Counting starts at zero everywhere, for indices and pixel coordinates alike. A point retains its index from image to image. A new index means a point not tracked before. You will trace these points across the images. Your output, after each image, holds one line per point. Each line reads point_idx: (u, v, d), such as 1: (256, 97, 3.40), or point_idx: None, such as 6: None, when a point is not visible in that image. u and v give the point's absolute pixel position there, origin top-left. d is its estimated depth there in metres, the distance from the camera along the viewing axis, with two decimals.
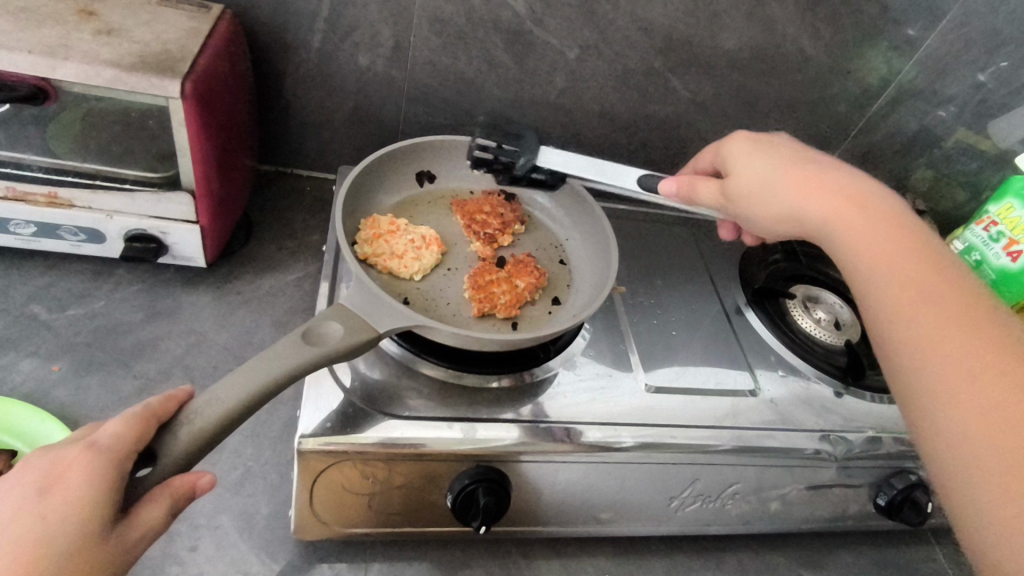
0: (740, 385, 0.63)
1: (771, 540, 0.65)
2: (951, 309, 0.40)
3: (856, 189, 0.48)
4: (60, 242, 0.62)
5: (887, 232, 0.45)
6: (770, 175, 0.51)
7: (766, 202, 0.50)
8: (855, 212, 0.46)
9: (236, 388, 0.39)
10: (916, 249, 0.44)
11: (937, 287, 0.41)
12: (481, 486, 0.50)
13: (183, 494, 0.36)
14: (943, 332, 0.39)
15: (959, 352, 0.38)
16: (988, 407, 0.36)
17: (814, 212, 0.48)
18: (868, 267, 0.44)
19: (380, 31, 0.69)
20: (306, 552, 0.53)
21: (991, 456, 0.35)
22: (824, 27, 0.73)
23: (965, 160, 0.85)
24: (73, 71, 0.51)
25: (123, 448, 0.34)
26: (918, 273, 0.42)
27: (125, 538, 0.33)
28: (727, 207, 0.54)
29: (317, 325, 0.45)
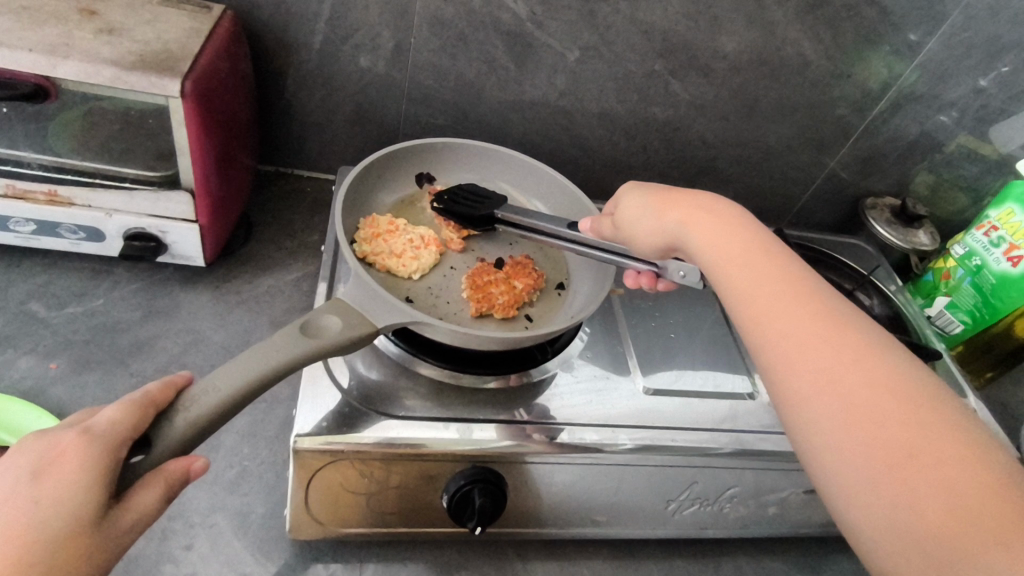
0: (738, 388, 0.63)
1: (768, 545, 0.65)
2: (800, 315, 0.41)
3: (715, 223, 0.47)
4: (59, 240, 0.62)
5: (738, 239, 0.46)
6: (635, 201, 0.52)
7: (634, 226, 0.52)
8: (706, 222, 0.48)
9: (235, 378, 0.39)
10: (763, 253, 0.45)
11: (805, 314, 0.41)
12: (477, 487, 0.50)
13: (177, 480, 0.36)
14: (793, 337, 0.40)
15: (809, 360, 0.39)
16: (862, 421, 0.36)
17: (670, 231, 0.49)
18: (728, 285, 0.44)
19: (380, 32, 0.69)
20: (300, 552, 0.53)
21: (851, 460, 0.36)
22: (825, 30, 0.73)
23: (966, 165, 0.86)
24: (73, 69, 0.51)
25: (119, 434, 0.34)
26: (767, 278, 0.43)
27: (118, 524, 0.33)
28: (615, 237, 0.54)
29: (314, 318, 0.45)
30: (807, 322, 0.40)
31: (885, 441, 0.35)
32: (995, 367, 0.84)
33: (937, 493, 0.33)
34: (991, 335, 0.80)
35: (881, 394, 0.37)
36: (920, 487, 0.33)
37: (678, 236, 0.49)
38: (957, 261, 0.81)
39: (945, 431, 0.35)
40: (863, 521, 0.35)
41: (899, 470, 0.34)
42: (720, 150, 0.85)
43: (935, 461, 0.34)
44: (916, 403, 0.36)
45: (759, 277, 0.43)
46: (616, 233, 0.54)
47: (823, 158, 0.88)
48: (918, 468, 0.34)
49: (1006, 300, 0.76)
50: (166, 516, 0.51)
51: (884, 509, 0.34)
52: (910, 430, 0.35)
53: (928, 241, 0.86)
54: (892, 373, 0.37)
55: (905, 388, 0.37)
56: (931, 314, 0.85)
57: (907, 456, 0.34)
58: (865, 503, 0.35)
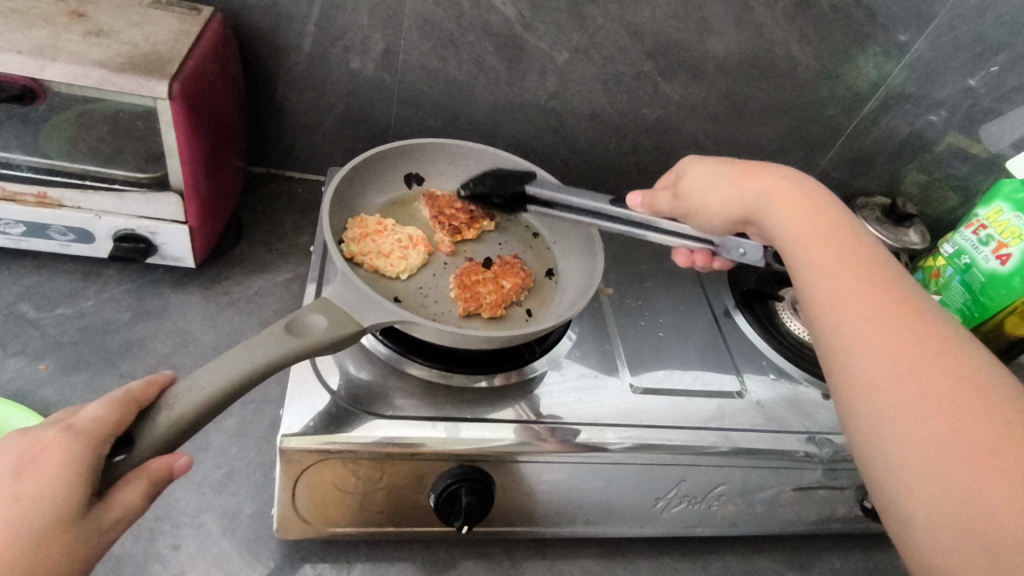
0: (726, 387, 0.63)
1: (758, 543, 0.65)
2: (881, 298, 0.41)
3: (801, 205, 0.47)
4: (48, 242, 0.62)
5: (822, 218, 0.46)
6: (708, 171, 0.52)
7: (705, 195, 0.52)
8: (790, 201, 0.47)
9: (218, 377, 0.39)
10: (847, 237, 0.45)
11: (883, 299, 0.41)
12: (464, 486, 0.50)
13: (160, 478, 0.36)
14: (871, 318, 0.40)
15: (890, 341, 0.39)
16: (932, 407, 0.36)
17: (750, 201, 0.49)
18: (804, 263, 0.45)
19: (370, 35, 0.69)
20: (288, 552, 0.53)
21: (919, 444, 0.36)
22: (813, 31, 0.74)
23: (956, 164, 0.87)
24: (61, 71, 0.51)
25: (101, 432, 0.34)
26: (850, 259, 0.43)
27: (101, 521, 0.33)
28: (675, 209, 0.54)
29: (300, 317, 0.45)
30: (887, 307, 0.40)
31: (958, 429, 0.35)
32: None
33: (1008, 486, 0.33)
34: (981, 335, 0.80)
35: (959, 384, 0.36)
36: (989, 478, 0.33)
37: (759, 208, 0.49)
38: (946, 259, 0.81)
39: (1022, 427, 0.34)
40: (912, 504, 0.35)
41: (971, 459, 0.34)
42: (711, 151, 0.85)
43: (1012, 456, 0.33)
44: (995, 398, 0.36)
45: (842, 258, 0.43)
46: (677, 205, 0.54)
47: (813, 158, 0.88)
48: (991, 460, 0.34)
49: (995, 298, 0.76)
50: (154, 516, 0.51)
51: (933, 489, 0.35)
52: (987, 421, 0.35)
53: (918, 240, 0.86)
54: (972, 366, 0.37)
55: (985, 382, 0.37)
56: None
57: (980, 447, 0.34)
58: (921, 487, 0.35)
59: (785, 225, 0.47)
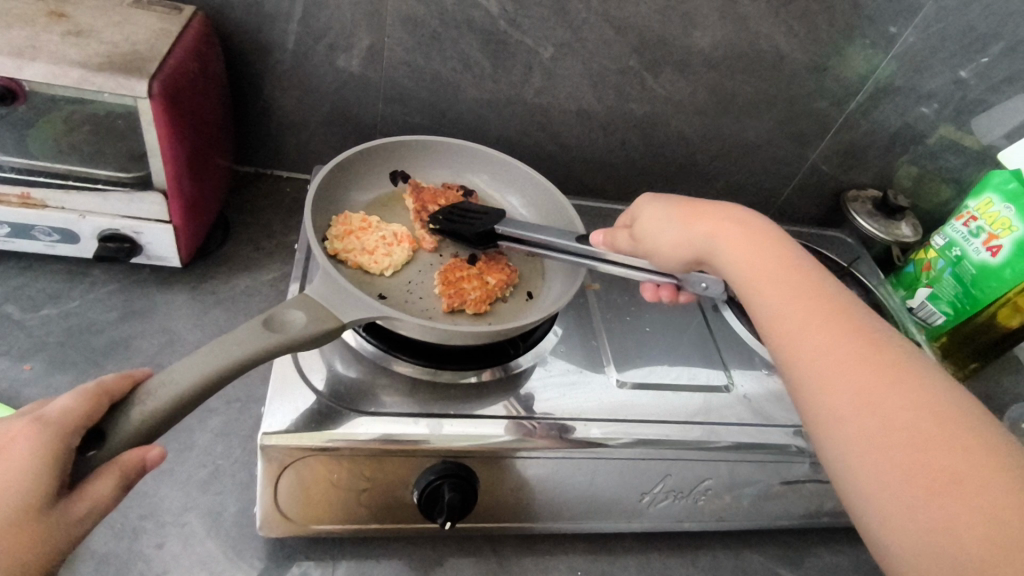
0: (713, 381, 0.63)
1: (747, 537, 0.65)
2: (833, 336, 0.41)
3: (749, 244, 0.47)
4: (33, 243, 0.62)
5: (773, 256, 0.46)
6: (657, 212, 0.52)
7: (658, 239, 0.51)
8: (737, 239, 0.47)
9: (192, 372, 0.39)
10: (799, 274, 0.45)
11: (844, 340, 0.40)
12: (447, 482, 0.50)
13: (132, 470, 0.36)
14: (827, 357, 0.40)
15: (845, 382, 0.39)
16: (904, 449, 0.36)
17: (698, 243, 0.49)
18: (763, 305, 0.44)
19: (354, 32, 0.69)
20: (274, 550, 0.53)
21: (887, 482, 0.36)
22: (799, 23, 0.74)
23: (947, 156, 0.86)
24: (40, 71, 0.51)
25: (70, 422, 0.35)
26: (801, 297, 0.43)
27: (71, 512, 0.33)
28: (635, 251, 0.54)
29: (278, 313, 0.45)
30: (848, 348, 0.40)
31: (924, 464, 0.35)
32: (980, 358, 0.83)
33: (979, 520, 0.32)
34: (975, 326, 0.80)
35: (918, 417, 0.37)
36: (959, 513, 0.33)
37: (707, 248, 0.48)
38: (938, 252, 0.81)
39: (986, 455, 0.35)
40: (901, 551, 0.35)
41: (940, 496, 0.34)
42: (700, 146, 0.85)
43: (977, 488, 0.33)
44: (955, 425, 0.36)
45: (798, 300, 0.43)
46: (636, 247, 0.54)
47: (803, 151, 0.88)
48: (959, 493, 0.34)
49: (986, 290, 0.76)
50: (138, 515, 0.51)
51: (921, 533, 0.34)
52: (953, 454, 0.35)
53: (911, 233, 0.86)
54: (929, 395, 0.37)
55: (943, 410, 0.37)
56: (912, 306, 0.85)
57: (946, 480, 0.34)
58: (908, 533, 0.34)
59: (739, 267, 0.46)
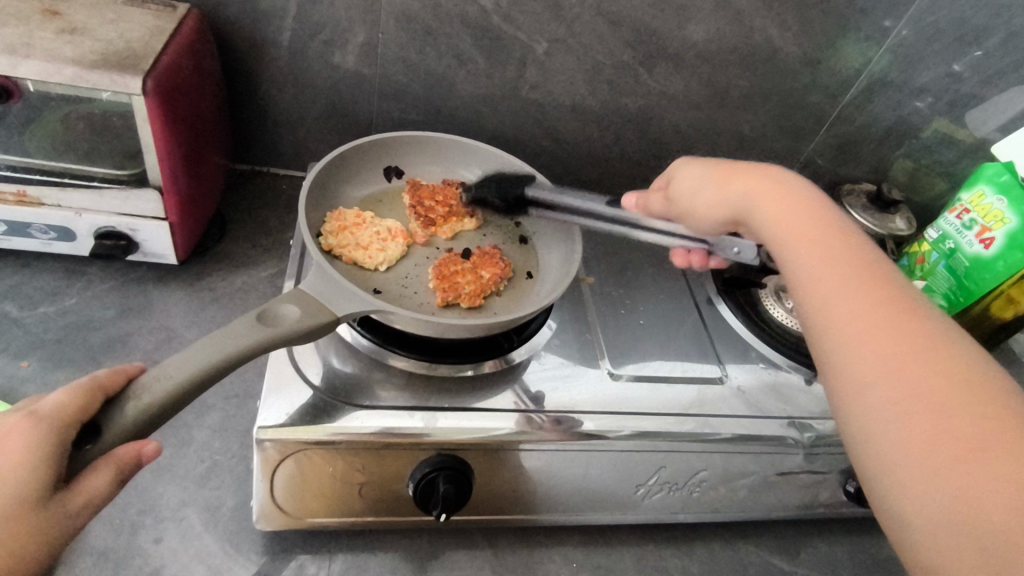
0: (707, 374, 0.64)
1: (743, 529, 0.65)
2: (861, 295, 0.41)
3: (782, 203, 0.47)
4: (30, 241, 0.63)
5: (805, 215, 0.46)
6: (697, 173, 0.53)
7: (695, 199, 0.52)
8: (773, 198, 0.48)
9: (186, 367, 0.39)
10: (833, 234, 0.45)
11: (874, 300, 0.41)
12: (442, 474, 0.50)
13: (127, 465, 0.36)
14: (855, 315, 0.40)
15: (875, 337, 0.39)
16: (921, 407, 0.36)
17: (734, 203, 0.50)
18: (794, 263, 0.45)
19: (349, 28, 0.70)
20: (271, 544, 0.53)
21: (907, 442, 0.36)
22: (792, 17, 0.74)
23: (941, 150, 0.87)
24: (34, 68, 0.51)
25: (64, 417, 0.35)
26: (835, 257, 0.44)
27: (67, 505, 0.34)
28: (669, 211, 0.56)
29: (272, 307, 0.45)
30: (877, 307, 0.40)
31: (943, 421, 0.35)
32: None
33: (995, 481, 0.33)
34: (969, 318, 0.81)
35: (946, 378, 0.37)
36: (977, 474, 0.33)
37: (743, 209, 0.49)
38: (931, 245, 0.82)
39: (1010, 420, 0.34)
40: (909, 509, 0.35)
41: (955, 456, 0.34)
42: (694, 140, 0.85)
43: (1000, 451, 0.33)
44: (981, 391, 0.36)
45: (831, 259, 0.44)
46: (669, 208, 0.56)
47: (797, 145, 0.88)
48: (980, 451, 0.34)
49: (979, 281, 0.76)
50: (137, 510, 0.52)
51: (933, 493, 0.34)
52: (970, 417, 0.35)
53: (904, 226, 0.86)
54: (959, 360, 0.37)
55: (966, 373, 0.37)
56: None
57: (967, 443, 0.34)
58: (917, 491, 0.35)
59: (773, 225, 0.47)
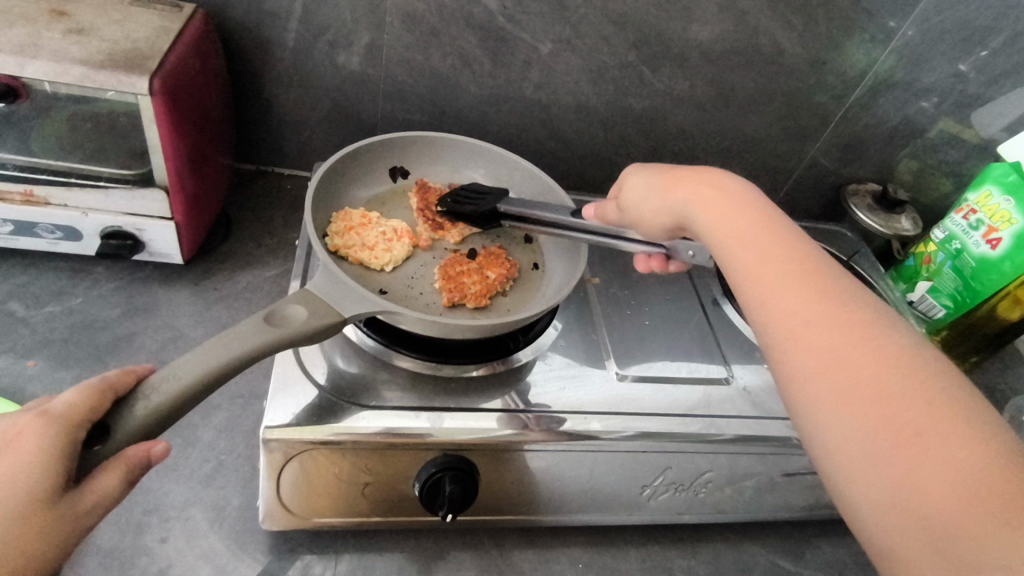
0: (713, 374, 0.64)
1: (748, 530, 0.65)
2: (803, 292, 0.41)
3: (719, 206, 0.47)
4: (36, 240, 0.63)
5: (739, 214, 0.46)
6: (638, 181, 0.52)
7: (639, 206, 0.52)
8: (710, 199, 0.47)
9: (195, 367, 0.39)
10: (771, 231, 0.45)
11: (814, 296, 0.40)
12: (448, 474, 0.50)
13: (137, 464, 0.36)
14: (797, 313, 0.40)
15: (816, 334, 0.39)
16: (869, 404, 0.35)
17: (675, 208, 0.49)
18: (736, 267, 0.44)
19: (354, 29, 0.70)
20: (277, 544, 0.53)
21: (859, 443, 0.35)
22: (798, 17, 0.74)
23: (947, 150, 0.87)
24: (42, 68, 0.51)
25: (76, 417, 0.35)
26: (778, 255, 0.43)
27: (79, 506, 0.34)
28: (622, 220, 0.54)
29: (279, 309, 0.45)
30: (818, 305, 0.40)
31: (893, 418, 0.34)
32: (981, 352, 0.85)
33: (935, 468, 0.32)
34: (976, 319, 0.81)
35: (888, 360, 0.36)
36: (925, 458, 0.33)
37: (684, 213, 0.49)
38: (938, 245, 0.82)
39: (956, 407, 0.34)
40: (872, 512, 0.34)
41: (906, 452, 0.33)
42: (699, 141, 0.85)
43: (950, 444, 0.33)
44: (925, 381, 0.35)
45: (769, 257, 0.43)
46: (622, 217, 0.54)
47: (802, 145, 0.88)
48: (929, 444, 0.33)
49: (986, 282, 0.76)
50: (143, 509, 0.52)
51: (890, 493, 0.33)
52: (916, 411, 0.34)
53: (910, 227, 0.86)
54: (901, 346, 0.37)
55: (910, 363, 0.36)
56: (913, 299, 0.86)
57: (906, 433, 0.34)
58: (876, 493, 0.34)
59: (713, 228, 0.46)
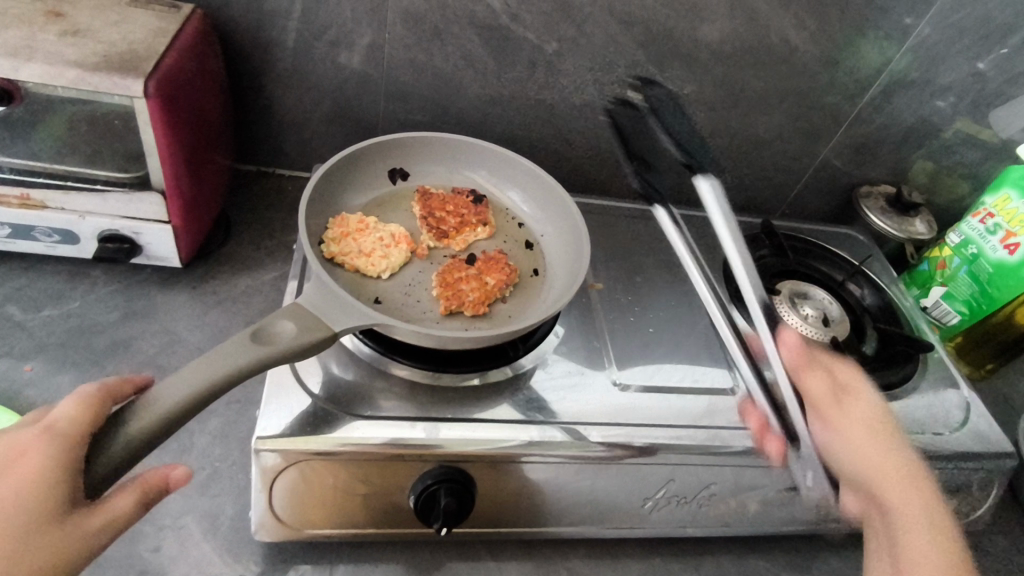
0: (718, 384, 0.62)
1: (753, 543, 0.63)
2: (911, 507, 0.47)
3: (882, 445, 0.50)
4: (34, 243, 0.62)
5: (885, 450, 0.50)
6: (822, 383, 0.53)
7: (844, 440, 0.51)
8: (867, 439, 0.51)
9: (180, 390, 0.38)
10: (904, 471, 0.49)
11: (923, 519, 0.46)
12: (443, 487, 0.49)
13: (154, 486, 0.39)
14: (917, 544, 0.45)
15: (918, 551, 0.44)
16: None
17: (855, 435, 0.51)
18: (878, 492, 0.48)
19: (355, 29, 0.68)
20: (271, 554, 0.53)
21: None
22: (810, 15, 0.72)
23: (964, 151, 0.84)
24: (36, 71, 0.51)
25: (80, 436, 0.36)
26: (919, 502, 0.47)
27: (91, 522, 0.35)
28: (823, 429, 0.52)
29: (268, 325, 0.44)
30: (916, 520, 0.46)
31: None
32: (996, 357, 0.84)
33: None
34: (992, 324, 0.81)
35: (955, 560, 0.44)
36: None
37: (861, 449, 0.50)
38: (952, 249, 0.79)
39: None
40: None
41: None
42: (707, 142, 0.83)
43: None
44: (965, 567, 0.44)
45: (902, 488, 0.48)
46: (828, 425, 0.52)
47: (814, 146, 0.86)
48: None
49: (1004, 288, 0.74)
50: (137, 518, 0.51)
51: None
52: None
53: (926, 230, 0.83)
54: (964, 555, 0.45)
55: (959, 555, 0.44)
56: (926, 305, 0.83)
57: None
58: None
59: (865, 463, 0.50)
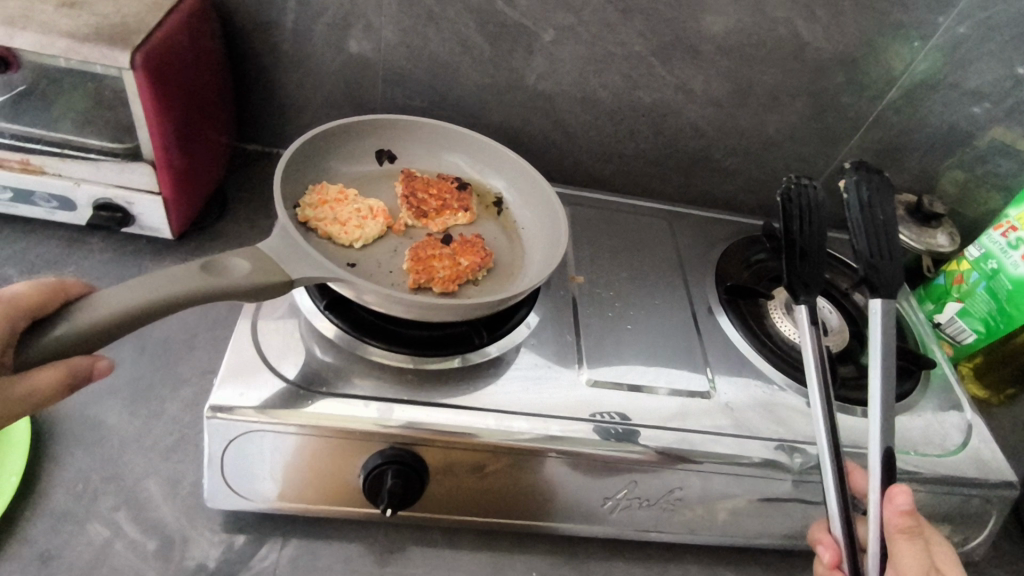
0: (694, 386, 0.60)
1: (723, 554, 0.61)
2: None
3: None
4: (35, 208, 0.65)
5: None
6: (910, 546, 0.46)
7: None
8: None
9: (115, 300, 0.39)
10: None
11: None
12: (391, 467, 0.49)
13: (80, 373, 0.39)
14: None
15: None
16: None
17: None
18: None
19: (352, 11, 0.69)
20: (226, 523, 0.53)
21: None
22: (822, 9, 0.68)
23: (999, 160, 0.79)
24: (30, 39, 0.53)
25: (20, 308, 0.38)
26: None
27: (10, 390, 0.37)
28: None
29: (221, 259, 0.45)
30: None
31: None
32: (1017, 382, 0.79)
33: None
34: (1015, 346, 0.76)
35: None
36: None
37: None
38: (971, 263, 0.74)
39: None
40: None
41: None
42: (713, 139, 0.81)
43: None
44: None
45: None
46: None
47: (828, 149, 0.82)
48: None
49: None
50: (101, 478, 0.53)
51: None
52: None
53: (948, 243, 0.78)
54: None
55: None
56: (940, 321, 0.79)
57: None
58: None
59: None
